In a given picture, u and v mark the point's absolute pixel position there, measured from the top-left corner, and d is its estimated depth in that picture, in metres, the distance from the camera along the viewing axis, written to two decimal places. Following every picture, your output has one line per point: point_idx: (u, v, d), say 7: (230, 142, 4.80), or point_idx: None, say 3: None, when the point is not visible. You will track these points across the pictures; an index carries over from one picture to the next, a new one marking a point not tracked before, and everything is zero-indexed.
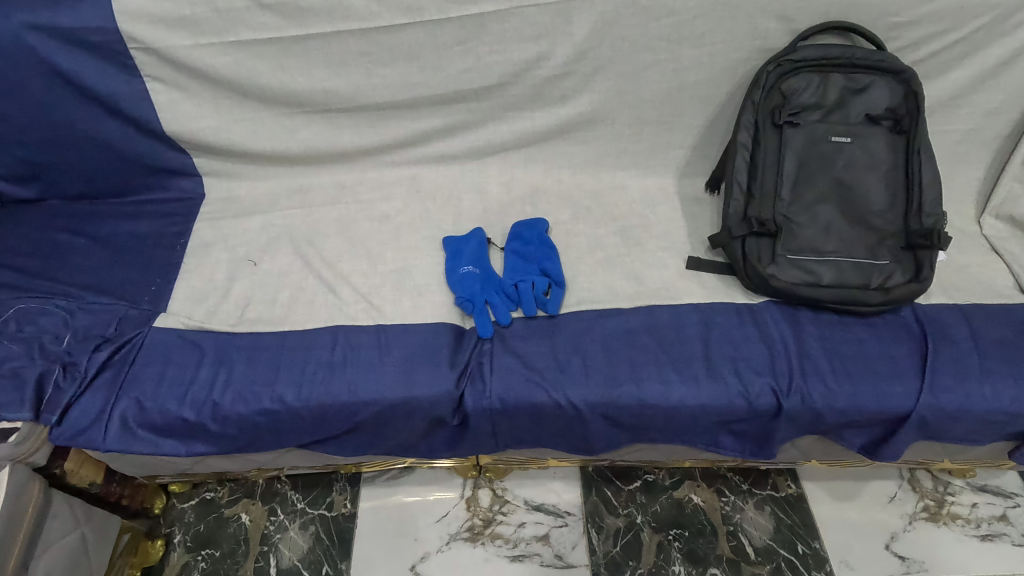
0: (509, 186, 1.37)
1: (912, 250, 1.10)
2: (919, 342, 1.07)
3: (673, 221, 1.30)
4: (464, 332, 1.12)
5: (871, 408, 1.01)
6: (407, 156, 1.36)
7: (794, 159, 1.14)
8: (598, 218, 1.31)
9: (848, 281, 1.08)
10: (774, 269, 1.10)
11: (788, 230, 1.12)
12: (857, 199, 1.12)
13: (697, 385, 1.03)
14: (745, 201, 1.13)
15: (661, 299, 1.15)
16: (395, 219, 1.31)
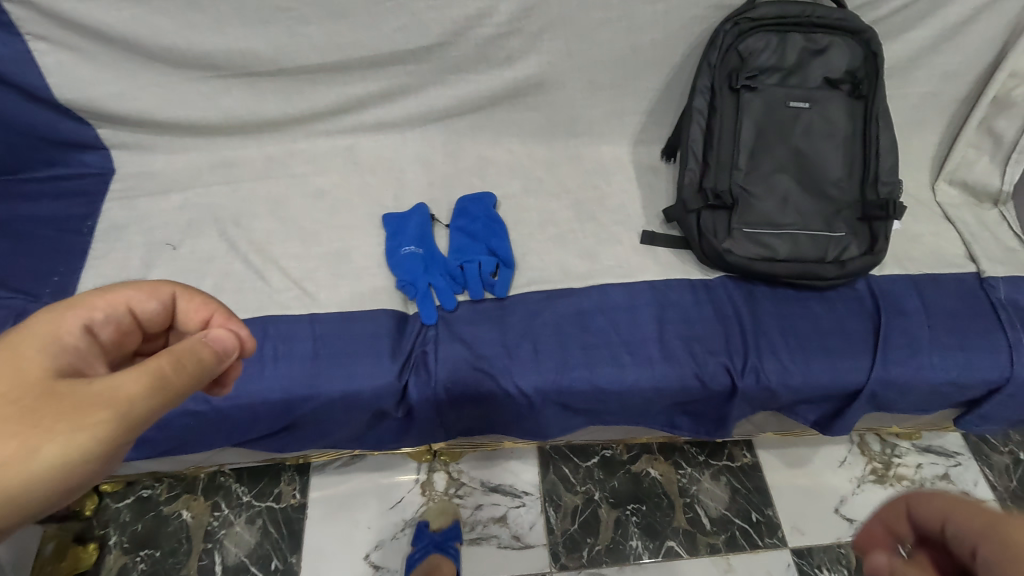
0: (455, 157, 1.28)
1: (868, 221, 1.08)
2: (872, 315, 1.06)
3: (629, 192, 1.24)
4: (407, 318, 1.05)
5: (824, 385, 1.00)
6: (343, 124, 1.25)
7: (752, 126, 1.08)
8: (550, 190, 1.24)
9: (804, 254, 1.05)
10: (730, 243, 1.05)
11: (745, 202, 1.07)
12: (814, 169, 1.08)
13: (651, 367, 1.00)
14: (701, 171, 1.08)
15: (614, 277, 1.10)
16: (331, 195, 1.20)
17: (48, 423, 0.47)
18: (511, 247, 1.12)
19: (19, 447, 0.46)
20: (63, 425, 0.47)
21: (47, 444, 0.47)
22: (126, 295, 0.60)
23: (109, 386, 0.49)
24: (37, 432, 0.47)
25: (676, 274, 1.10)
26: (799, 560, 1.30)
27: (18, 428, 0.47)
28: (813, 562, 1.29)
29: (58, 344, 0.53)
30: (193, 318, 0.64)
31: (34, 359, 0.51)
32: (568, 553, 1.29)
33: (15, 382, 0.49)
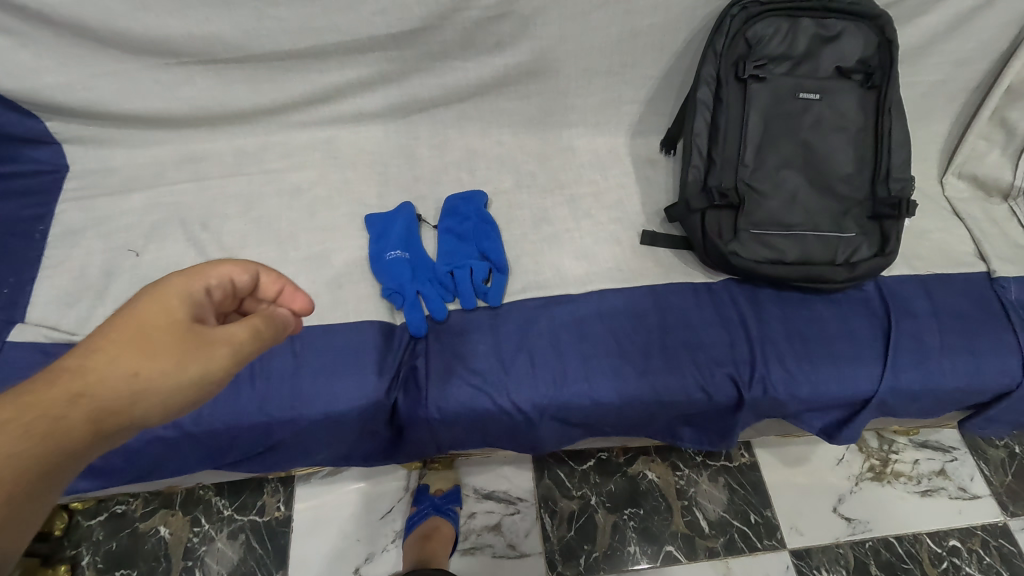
0: (442, 149, 1.19)
1: (879, 220, 1.02)
2: (881, 319, 1.01)
3: (627, 187, 1.17)
4: (394, 329, 0.98)
5: (833, 394, 0.96)
6: (319, 115, 1.15)
7: (759, 118, 1.01)
8: (544, 186, 1.16)
9: (813, 256, 1.00)
10: (736, 245, 1.00)
11: (751, 201, 1.01)
12: (824, 164, 1.02)
13: (654, 379, 0.94)
14: (705, 168, 1.01)
15: (613, 282, 1.03)
16: (309, 193, 1.11)
17: (181, 354, 0.50)
18: (503, 250, 1.05)
19: (160, 372, 0.49)
20: (197, 361, 0.51)
21: (182, 373, 0.50)
22: (227, 267, 0.58)
23: (234, 333, 0.54)
24: (175, 364, 0.50)
25: (679, 278, 1.04)
26: (798, 562, 1.28)
27: (159, 359, 0.49)
28: (812, 564, 1.28)
29: (188, 298, 0.54)
30: (269, 290, 0.63)
31: (170, 311, 0.52)
32: (564, 561, 1.26)
33: (156, 323, 0.51)
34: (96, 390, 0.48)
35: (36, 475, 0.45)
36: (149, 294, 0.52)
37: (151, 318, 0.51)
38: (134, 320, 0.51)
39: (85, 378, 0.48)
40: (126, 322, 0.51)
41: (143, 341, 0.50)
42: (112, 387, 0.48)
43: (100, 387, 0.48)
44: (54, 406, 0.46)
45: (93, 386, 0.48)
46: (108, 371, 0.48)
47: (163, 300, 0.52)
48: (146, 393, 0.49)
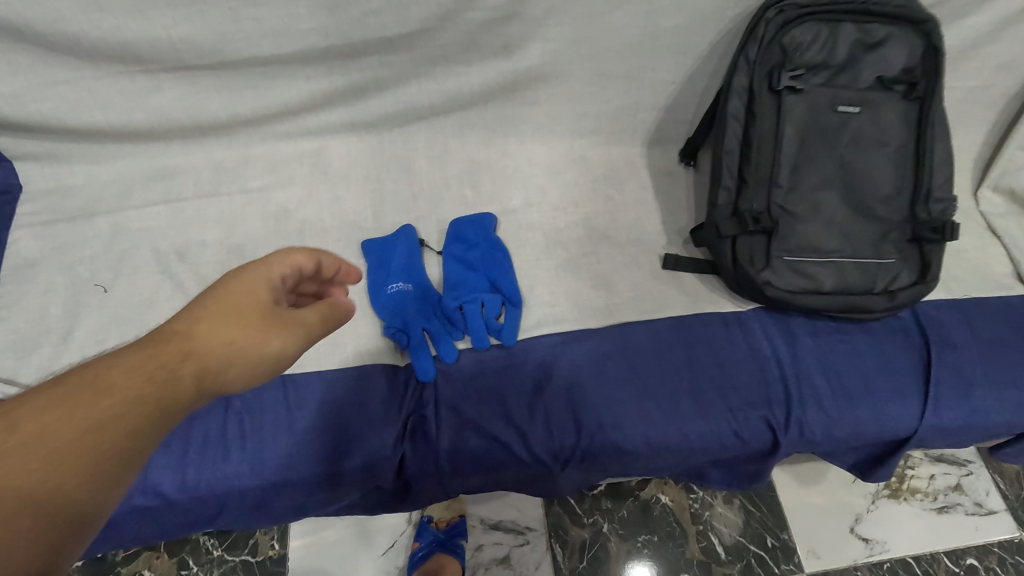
0: (442, 161, 1.07)
1: (919, 244, 0.95)
2: (920, 350, 0.95)
3: (645, 204, 1.07)
4: (398, 372, 0.89)
5: (871, 434, 0.91)
6: (303, 125, 1.02)
7: (794, 134, 0.92)
8: (556, 203, 1.05)
9: (850, 285, 0.93)
10: (769, 274, 0.92)
11: (785, 225, 0.93)
12: (863, 184, 0.94)
13: (684, 424, 0.88)
14: (736, 190, 0.93)
15: (635, 314, 0.95)
16: (297, 216, 1.00)
17: (267, 327, 0.52)
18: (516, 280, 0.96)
19: (252, 343, 0.51)
20: (279, 332, 0.53)
21: (265, 345, 0.52)
22: (294, 256, 0.58)
23: (313, 315, 0.57)
24: (263, 334, 0.52)
25: (706, 308, 0.96)
26: None
27: (249, 330, 0.52)
28: None
29: (271, 278, 0.56)
30: (329, 270, 0.64)
31: (259, 288, 0.54)
32: None
33: (245, 300, 0.53)
34: (188, 358, 0.49)
35: (128, 444, 0.44)
36: (236, 276, 0.55)
37: (242, 295, 0.53)
38: (226, 295, 0.53)
39: (180, 345, 0.49)
40: (217, 297, 0.53)
41: (234, 314, 0.52)
42: (205, 357, 0.50)
43: (197, 356, 0.49)
44: (149, 371, 0.47)
45: (188, 355, 0.49)
46: (201, 341, 0.50)
47: (248, 279, 0.54)
48: (234, 361, 0.51)
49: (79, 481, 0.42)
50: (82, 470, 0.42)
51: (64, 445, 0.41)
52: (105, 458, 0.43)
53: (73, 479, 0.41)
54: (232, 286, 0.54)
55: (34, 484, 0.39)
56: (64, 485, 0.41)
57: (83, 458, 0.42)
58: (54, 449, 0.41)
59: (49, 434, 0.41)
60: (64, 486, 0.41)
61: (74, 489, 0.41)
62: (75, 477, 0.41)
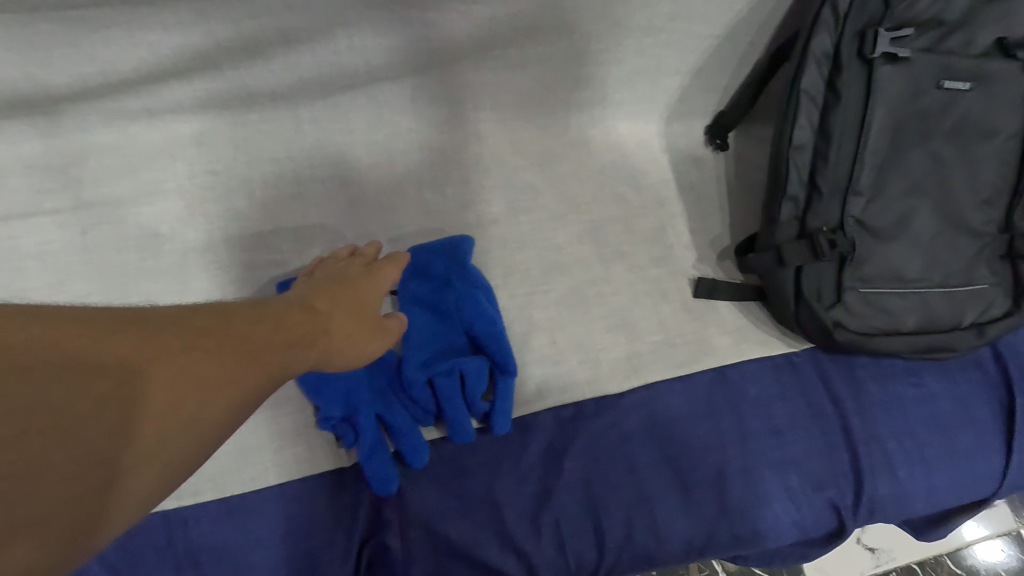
0: (390, 149, 0.75)
1: (1011, 261, 0.75)
2: (1002, 391, 0.77)
3: (665, 205, 0.81)
4: (342, 481, 0.62)
5: (947, 502, 0.73)
6: (170, 98, 0.66)
7: (887, 120, 0.67)
8: (551, 210, 0.77)
9: (936, 321, 0.72)
10: (840, 312, 0.69)
11: (862, 245, 0.70)
12: (961, 185, 0.71)
13: (736, 520, 0.66)
14: (804, 200, 0.68)
15: (663, 369, 0.71)
16: (175, 241, 0.68)
17: (369, 334, 0.51)
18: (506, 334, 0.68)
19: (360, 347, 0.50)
20: (376, 343, 0.52)
21: (363, 350, 0.50)
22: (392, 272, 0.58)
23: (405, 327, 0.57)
24: (369, 337, 0.51)
25: (751, 353, 0.74)
26: None
27: (357, 330, 0.50)
28: None
29: (386, 283, 0.57)
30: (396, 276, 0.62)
31: (374, 294, 0.55)
32: None
33: (363, 299, 0.53)
34: (303, 337, 0.46)
35: (217, 417, 0.38)
36: (360, 277, 0.55)
37: (359, 295, 0.53)
38: (348, 292, 0.53)
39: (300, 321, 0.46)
40: (341, 292, 0.53)
41: (347, 310, 0.51)
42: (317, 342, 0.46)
43: (310, 339, 0.46)
44: (269, 337, 0.43)
45: (306, 335, 0.46)
46: (323, 327, 0.48)
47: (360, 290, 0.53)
48: (333, 357, 0.48)
49: (160, 437, 0.36)
50: (165, 423, 0.36)
51: (172, 382, 0.36)
52: (190, 425, 0.37)
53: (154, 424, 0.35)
54: (354, 285, 0.54)
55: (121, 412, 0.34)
56: (143, 429, 0.35)
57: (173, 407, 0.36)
58: (158, 383, 0.36)
59: (166, 363, 0.37)
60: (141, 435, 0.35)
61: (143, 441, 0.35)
62: (157, 428, 0.35)
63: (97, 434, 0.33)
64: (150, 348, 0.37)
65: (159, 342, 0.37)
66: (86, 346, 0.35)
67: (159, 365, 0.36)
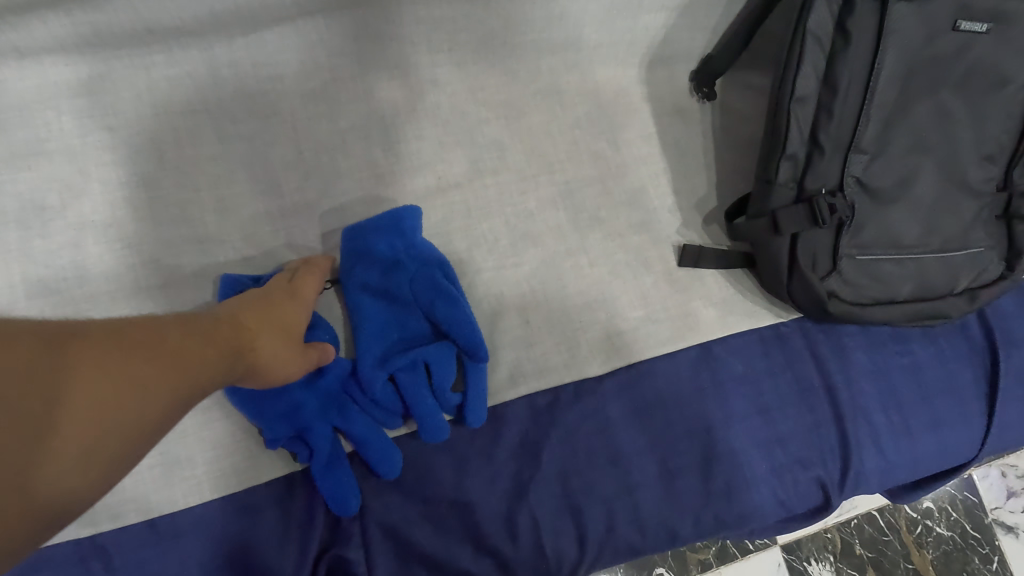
0: (331, 97, 0.64)
1: (1007, 221, 0.71)
2: (985, 355, 0.75)
3: (647, 162, 0.73)
4: (292, 488, 0.54)
5: (928, 469, 0.72)
6: (43, 35, 0.53)
7: (898, 67, 0.60)
8: (520, 171, 0.68)
9: (931, 288, 0.67)
10: (835, 282, 0.64)
11: (861, 208, 0.64)
12: (966, 141, 0.65)
13: (723, 505, 0.62)
14: (802, 158, 0.62)
15: (646, 348, 0.65)
16: (66, 214, 0.55)
17: (300, 351, 0.49)
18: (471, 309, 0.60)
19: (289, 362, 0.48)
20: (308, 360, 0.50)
21: (289, 370, 0.48)
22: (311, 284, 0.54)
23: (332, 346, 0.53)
24: (297, 353, 0.48)
25: (737, 326, 0.69)
26: (789, 557, 1.16)
27: (285, 346, 0.48)
28: (801, 556, 1.16)
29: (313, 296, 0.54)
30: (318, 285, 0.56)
31: (302, 306, 0.52)
32: None
33: (291, 315, 0.50)
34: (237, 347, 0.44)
35: (146, 431, 0.39)
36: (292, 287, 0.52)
37: (288, 308, 0.50)
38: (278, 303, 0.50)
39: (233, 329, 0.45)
40: (271, 300, 0.50)
41: (276, 322, 0.48)
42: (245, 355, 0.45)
43: (236, 351, 0.44)
44: (198, 348, 0.42)
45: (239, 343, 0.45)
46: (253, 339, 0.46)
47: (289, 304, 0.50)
48: (259, 374, 0.46)
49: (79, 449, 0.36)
50: (92, 441, 0.37)
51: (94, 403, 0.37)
52: (118, 441, 0.38)
53: (73, 436, 0.36)
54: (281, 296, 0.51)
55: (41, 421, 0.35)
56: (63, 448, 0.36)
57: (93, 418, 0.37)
58: (81, 402, 0.37)
59: (87, 382, 0.37)
60: (72, 451, 0.36)
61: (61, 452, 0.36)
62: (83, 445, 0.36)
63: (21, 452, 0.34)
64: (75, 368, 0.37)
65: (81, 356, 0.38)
66: (14, 350, 0.36)
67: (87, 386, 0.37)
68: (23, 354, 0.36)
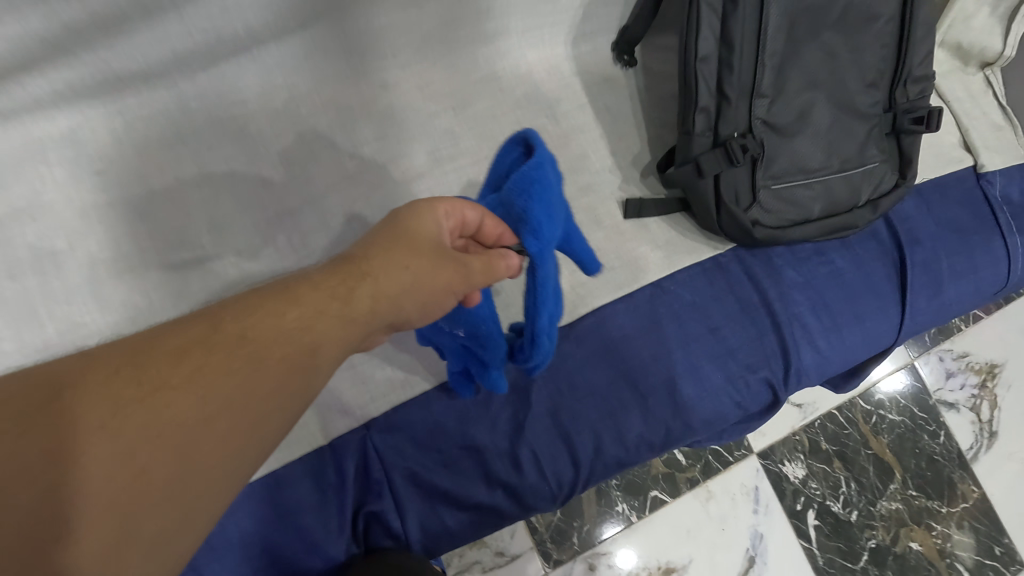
0: (296, 114, 0.70)
1: (896, 136, 0.82)
2: (893, 255, 0.88)
3: (586, 130, 0.81)
4: (323, 458, 0.62)
5: (858, 357, 0.84)
6: (24, 97, 0.58)
7: (781, 20, 0.70)
8: (476, 155, 0.76)
9: (838, 204, 0.78)
10: (757, 211, 0.74)
11: (770, 144, 0.74)
12: (849, 74, 0.76)
13: (691, 413, 0.73)
14: (715, 109, 0.71)
15: (606, 293, 0.75)
16: (76, 254, 0.62)
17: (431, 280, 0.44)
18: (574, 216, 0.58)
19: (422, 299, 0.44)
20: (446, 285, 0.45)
21: (422, 305, 0.44)
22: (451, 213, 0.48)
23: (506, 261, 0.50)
24: (431, 289, 0.44)
25: (683, 262, 0.79)
26: (765, 462, 1.30)
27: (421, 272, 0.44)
28: (776, 459, 1.31)
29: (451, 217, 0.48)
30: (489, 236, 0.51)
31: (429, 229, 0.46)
32: (558, 547, 1.15)
33: (418, 245, 0.45)
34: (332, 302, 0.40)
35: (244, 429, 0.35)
36: (399, 215, 0.47)
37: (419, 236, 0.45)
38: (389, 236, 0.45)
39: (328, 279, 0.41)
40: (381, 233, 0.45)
41: (400, 248, 0.44)
42: (356, 298, 0.41)
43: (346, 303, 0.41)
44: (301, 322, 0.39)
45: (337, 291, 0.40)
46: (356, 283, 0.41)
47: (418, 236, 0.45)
48: (396, 307, 0.42)
49: (156, 472, 0.32)
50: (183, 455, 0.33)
51: (181, 410, 0.33)
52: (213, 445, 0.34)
53: (163, 453, 0.32)
54: (390, 227, 0.46)
55: (108, 436, 0.31)
56: (153, 466, 0.32)
57: (171, 423, 0.33)
58: (170, 412, 0.33)
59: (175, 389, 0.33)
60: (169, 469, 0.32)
61: (117, 474, 0.31)
62: (175, 460, 0.32)
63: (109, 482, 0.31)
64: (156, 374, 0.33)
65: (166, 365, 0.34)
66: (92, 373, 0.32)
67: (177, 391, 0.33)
68: (95, 379, 0.32)
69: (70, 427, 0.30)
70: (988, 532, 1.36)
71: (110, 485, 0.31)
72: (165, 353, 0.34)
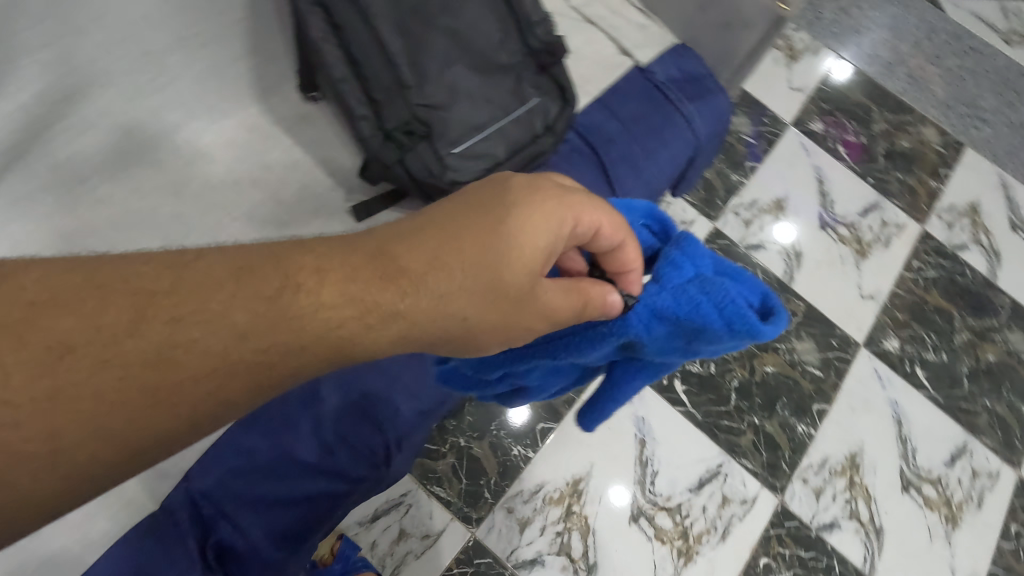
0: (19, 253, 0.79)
1: (547, 72, 0.99)
2: (593, 158, 1.07)
3: (297, 162, 0.93)
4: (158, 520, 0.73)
5: None
6: None
7: (388, 27, 0.85)
8: (207, 226, 0.87)
9: (517, 142, 0.95)
10: (452, 173, 0.89)
11: (437, 120, 0.89)
12: (475, 42, 0.92)
13: None
14: (373, 114, 0.87)
15: None
16: None
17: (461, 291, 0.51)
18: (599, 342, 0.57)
19: (437, 315, 0.51)
20: (470, 302, 0.51)
21: (437, 316, 0.51)
22: (592, 220, 0.52)
23: (604, 295, 0.55)
24: (468, 296, 0.51)
25: None
26: None
27: (462, 281, 0.51)
28: None
29: (557, 222, 0.51)
30: (619, 264, 0.56)
31: (531, 230, 0.51)
32: (475, 507, 1.28)
33: (512, 241, 0.51)
34: (322, 317, 0.46)
35: (198, 409, 0.43)
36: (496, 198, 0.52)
37: (519, 236, 0.51)
38: (444, 231, 0.52)
39: (336, 285, 0.47)
40: (439, 226, 0.52)
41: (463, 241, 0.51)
42: (375, 307, 0.48)
43: (358, 318, 0.48)
44: (301, 331, 0.46)
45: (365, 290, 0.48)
46: (372, 297, 0.48)
47: (526, 230, 0.51)
48: (393, 331, 0.49)
49: (116, 419, 0.40)
50: (147, 411, 0.41)
51: (160, 373, 0.41)
52: (163, 416, 0.42)
53: (133, 401, 0.41)
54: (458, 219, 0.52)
55: (102, 367, 0.40)
56: (113, 411, 0.40)
57: (148, 380, 0.41)
58: (149, 374, 0.41)
59: (163, 353, 0.42)
60: (129, 417, 0.40)
61: (89, 406, 0.39)
62: (133, 413, 0.41)
63: (93, 404, 0.39)
64: (158, 331, 0.42)
65: (164, 322, 0.42)
66: (111, 303, 0.41)
67: (168, 350, 0.42)
68: (112, 307, 0.41)
69: (79, 354, 0.39)
70: (822, 331, 1.54)
71: (80, 410, 0.39)
72: (165, 308, 0.42)
